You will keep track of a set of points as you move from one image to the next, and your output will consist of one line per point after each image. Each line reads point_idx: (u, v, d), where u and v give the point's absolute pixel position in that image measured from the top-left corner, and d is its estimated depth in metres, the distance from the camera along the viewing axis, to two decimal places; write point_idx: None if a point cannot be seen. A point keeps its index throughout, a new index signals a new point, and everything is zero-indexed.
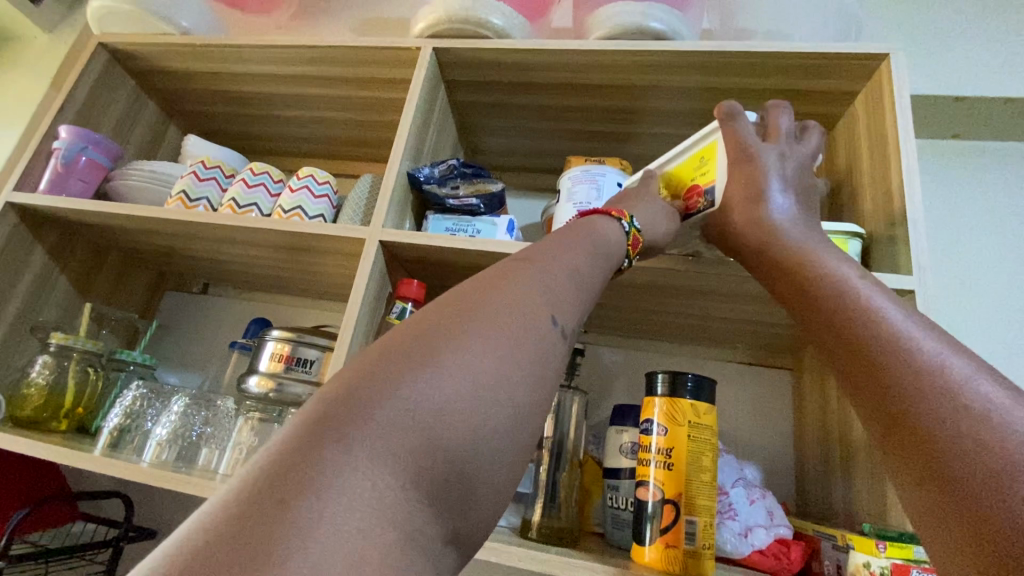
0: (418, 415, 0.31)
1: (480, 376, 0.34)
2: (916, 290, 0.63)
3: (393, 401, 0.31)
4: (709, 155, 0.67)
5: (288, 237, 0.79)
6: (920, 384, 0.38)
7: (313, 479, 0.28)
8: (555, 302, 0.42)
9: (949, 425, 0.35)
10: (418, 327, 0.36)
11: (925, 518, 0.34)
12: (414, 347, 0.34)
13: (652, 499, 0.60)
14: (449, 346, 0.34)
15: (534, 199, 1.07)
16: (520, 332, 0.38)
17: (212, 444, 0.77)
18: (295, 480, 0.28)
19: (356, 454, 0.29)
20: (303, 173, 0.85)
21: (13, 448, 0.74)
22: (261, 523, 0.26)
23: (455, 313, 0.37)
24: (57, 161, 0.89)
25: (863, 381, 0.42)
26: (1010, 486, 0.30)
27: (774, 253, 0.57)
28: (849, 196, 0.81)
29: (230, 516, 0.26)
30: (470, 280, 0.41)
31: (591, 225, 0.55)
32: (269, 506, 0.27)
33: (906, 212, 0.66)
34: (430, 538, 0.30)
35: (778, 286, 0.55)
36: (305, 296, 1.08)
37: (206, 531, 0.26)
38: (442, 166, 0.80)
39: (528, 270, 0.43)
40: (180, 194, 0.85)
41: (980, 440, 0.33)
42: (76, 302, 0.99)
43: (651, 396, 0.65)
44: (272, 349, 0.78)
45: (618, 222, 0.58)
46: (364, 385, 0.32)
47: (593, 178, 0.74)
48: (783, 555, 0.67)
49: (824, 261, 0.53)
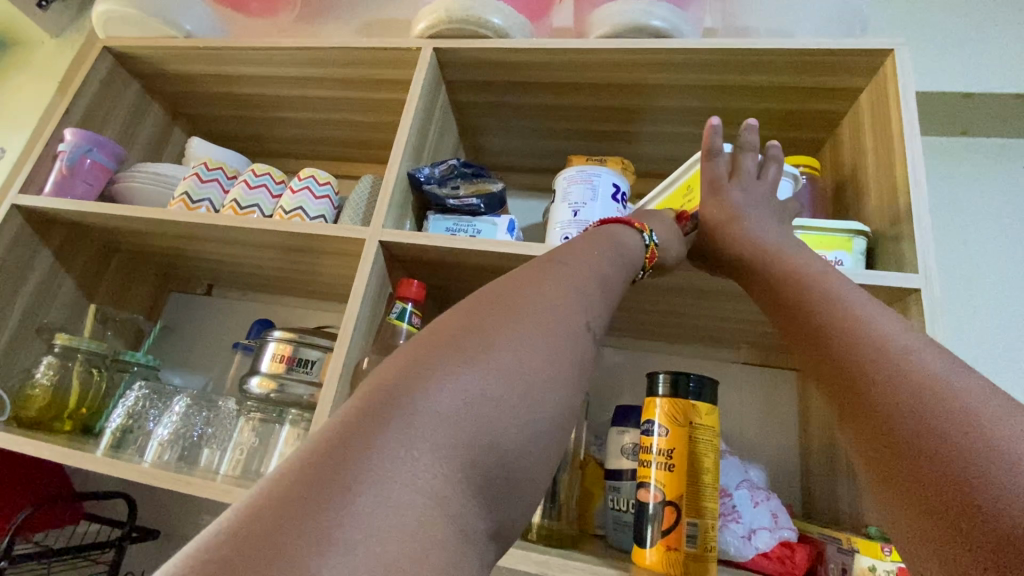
0: (459, 413, 0.31)
1: (518, 374, 0.33)
2: (922, 289, 0.63)
3: (432, 399, 0.31)
4: (694, 185, 0.72)
5: (289, 238, 0.80)
6: (890, 375, 0.38)
7: (356, 475, 0.27)
8: (589, 307, 0.41)
9: (917, 413, 0.34)
10: (455, 324, 0.35)
11: (904, 512, 0.33)
12: (453, 344, 0.33)
13: (653, 501, 0.59)
14: (489, 343, 0.34)
15: (536, 200, 1.07)
16: (553, 334, 0.37)
17: (212, 444, 0.77)
18: (339, 473, 0.27)
19: (394, 450, 0.28)
20: (304, 174, 0.85)
21: (16, 448, 0.74)
22: (301, 518, 0.25)
23: (493, 311, 0.36)
24: (62, 163, 0.90)
25: (837, 380, 0.41)
26: (977, 466, 0.30)
27: (758, 266, 0.59)
28: (854, 194, 0.80)
29: (267, 512, 0.25)
30: (504, 278, 0.40)
31: (613, 233, 0.55)
32: (309, 502, 0.26)
33: (912, 210, 0.66)
34: (471, 538, 0.29)
35: (763, 296, 0.57)
36: (307, 297, 1.08)
37: (248, 522, 0.25)
38: (443, 166, 0.80)
39: (557, 270, 0.43)
40: (183, 196, 0.85)
41: (948, 424, 0.32)
42: (80, 304, 1.00)
43: (651, 396, 0.64)
44: (274, 350, 0.78)
45: (639, 234, 0.58)
46: (403, 381, 0.31)
47: (588, 178, 0.73)
48: (787, 559, 0.66)
49: (809, 270, 0.54)
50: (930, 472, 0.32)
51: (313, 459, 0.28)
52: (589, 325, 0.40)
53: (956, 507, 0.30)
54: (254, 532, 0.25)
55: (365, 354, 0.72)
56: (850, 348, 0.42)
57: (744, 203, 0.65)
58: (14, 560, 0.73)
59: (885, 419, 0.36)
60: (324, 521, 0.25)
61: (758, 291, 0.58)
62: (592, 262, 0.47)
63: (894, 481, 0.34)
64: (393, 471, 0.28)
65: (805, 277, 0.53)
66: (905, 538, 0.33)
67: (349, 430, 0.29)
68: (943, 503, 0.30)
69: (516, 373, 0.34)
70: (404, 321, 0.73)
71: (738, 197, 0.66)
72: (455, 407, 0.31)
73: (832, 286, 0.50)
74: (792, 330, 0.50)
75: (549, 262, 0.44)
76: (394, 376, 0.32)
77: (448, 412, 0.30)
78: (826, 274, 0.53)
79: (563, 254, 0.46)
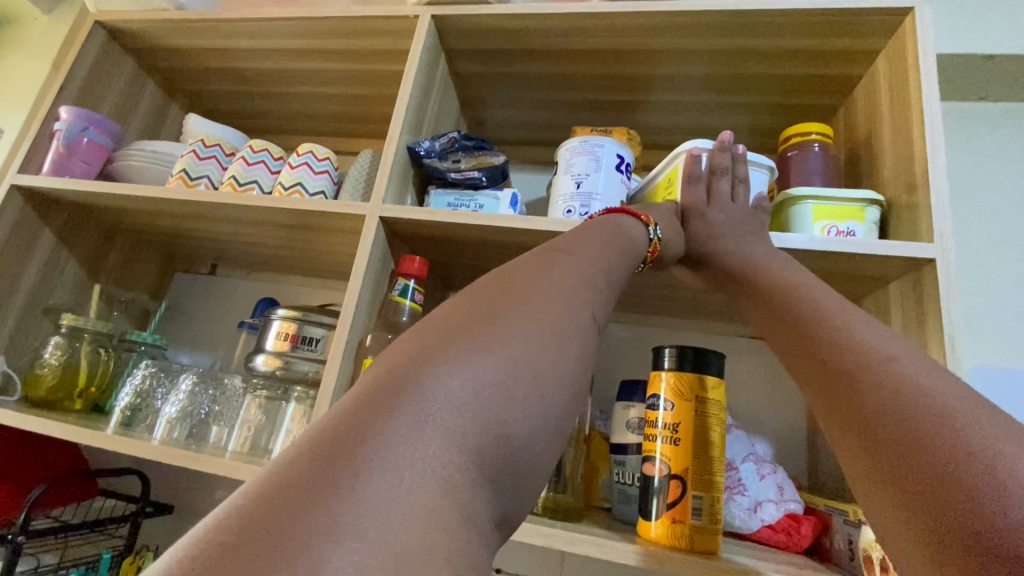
0: (466, 399, 0.30)
1: (523, 360, 0.33)
2: (937, 259, 0.61)
3: (438, 385, 0.30)
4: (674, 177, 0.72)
5: (289, 214, 0.78)
6: (873, 374, 0.37)
7: (360, 461, 0.26)
8: (594, 293, 0.40)
9: (902, 409, 0.34)
10: (458, 312, 0.34)
11: (890, 509, 0.32)
12: (459, 334, 0.33)
13: (658, 474, 0.59)
14: (496, 330, 0.33)
15: (540, 173, 1.05)
16: (559, 322, 0.36)
17: (220, 422, 0.77)
18: (342, 458, 0.26)
19: (400, 437, 0.28)
20: (302, 150, 0.84)
21: (27, 426, 0.75)
22: (306, 505, 0.24)
23: (497, 297, 0.36)
24: (59, 142, 0.89)
25: (825, 379, 0.41)
26: (960, 460, 0.29)
27: (744, 276, 0.59)
28: (868, 161, 0.77)
29: (269, 499, 0.25)
30: (506, 265, 0.39)
31: (617, 221, 0.54)
32: (314, 488, 0.25)
33: (929, 177, 0.63)
34: (481, 524, 0.29)
35: (750, 299, 0.57)
36: (311, 276, 1.07)
37: (250, 509, 0.24)
38: (443, 140, 0.78)
39: (561, 258, 0.42)
40: (181, 173, 0.84)
41: (932, 418, 0.32)
42: (85, 285, 1.00)
43: (657, 370, 0.64)
44: (278, 328, 0.78)
45: (644, 226, 0.57)
46: (408, 368, 0.30)
47: (591, 149, 0.71)
48: (793, 530, 0.66)
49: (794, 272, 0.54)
50: (920, 474, 0.31)
51: (316, 449, 0.27)
52: (594, 315, 0.39)
53: (943, 512, 0.29)
54: (258, 523, 0.24)
55: (368, 333, 0.72)
56: (833, 357, 0.41)
57: (724, 221, 0.64)
58: (29, 535, 0.75)
59: (869, 428, 0.35)
60: (327, 512, 0.24)
61: (746, 300, 0.57)
62: (597, 251, 0.46)
63: (888, 485, 0.33)
64: (401, 462, 0.27)
65: (789, 284, 0.53)
66: (890, 534, 0.32)
67: (353, 420, 0.28)
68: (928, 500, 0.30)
69: (523, 359, 0.33)
70: (406, 298, 0.72)
71: (718, 217, 0.65)
72: (461, 395, 0.30)
73: (814, 293, 0.50)
74: (778, 332, 0.50)
75: (551, 250, 0.43)
76: (400, 364, 0.31)
77: (455, 403, 0.30)
78: (810, 280, 0.53)
79: (569, 242, 0.45)
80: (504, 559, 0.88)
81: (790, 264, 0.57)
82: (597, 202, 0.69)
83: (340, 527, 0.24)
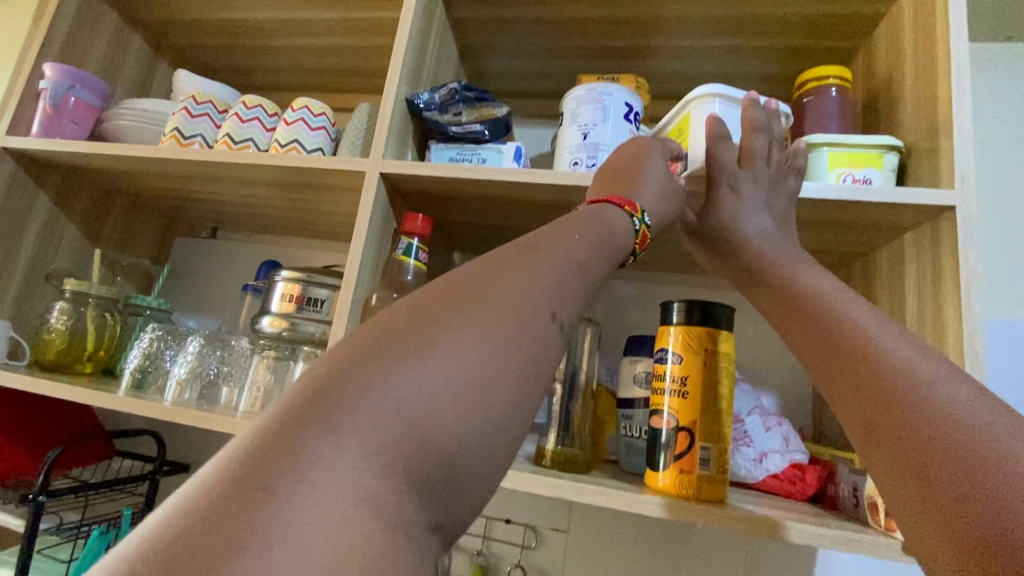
0: (407, 410, 0.29)
1: (474, 370, 0.32)
2: (957, 205, 0.59)
3: (377, 395, 0.29)
4: (683, 127, 0.67)
5: (287, 173, 0.76)
6: (898, 382, 0.37)
7: (289, 474, 0.26)
8: (562, 290, 0.39)
9: (930, 421, 0.33)
10: (409, 313, 0.33)
11: (912, 518, 0.31)
12: (403, 337, 0.31)
13: (667, 427, 0.59)
14: (445, 334, 0.32)
15: (544, 127, 1.01)
16: (516, 326, 0.34)
17: (230, 383, 0.78)
18: (274, 470, 0.26)
19: (333, 448, 0.27)
20: (297, 105, 0.81)
21: (39, 390, 0.76)
22: (231, 520, 0.24)
23: (451, 299, 0.34)
24: (45, 102, 0.86)
25: (844, 381, 0.40)
26: (991, 477, 0.28)
27: (757, 272, 0.58)
28: (887, 106, 0.74)
29: (198, 512, 0.25)
30: (469, 263, 0.38)
31: (597, 210, 0.51)
32: (242, 501, 0.25)
33: (952, 120, 0.61)
34: (415, 538, 0.28)
35: (764, 296, 0.56)
36: (313, 238, 1.06)
37: (182, 521, 0.25)
38: (442, 91, 0.75)
39: (531, 255, 0.39)
40: (173, 132, 0.82)
41: (960, 433, 0.31)
42: (85, 250, 0.99)
43: (666, 324, 0.63)
44: (283, 289, 0.77)
45: (629, 217, 0.53)
46: (349, 374, 0.30)
47: (598, 98, 0.68)
48: (797, 479, 0.67)
49: (807, 276, 0.53)
50: (950, 488, 0.30)
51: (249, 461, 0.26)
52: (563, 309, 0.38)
53: (970, 526, 0.28)
54: (180, 541, 0.24)
55: (373, 292, 0.71)
56: (858, 357, 0.41)
57: (749, 201, 0.62)
58: (50, 495, 0.77)
59: (895, 434, 0.34)
60: (249, 528, 0.24)
61: (759, 297, 0.57)
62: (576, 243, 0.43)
63: (911, 496, 0.32)
64: (331, 478, 0.27)
65: (804, 283, 0.52)
66: (909, 542, 0.32)
67: (287, 431, 0.27)
68: (954, 514, 0.29)
69: (475, 362, 0.32)
70: (410, 257, 0.71)
71: (748, 194, 0.63)
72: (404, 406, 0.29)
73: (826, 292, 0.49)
74: (793, 331, 0.49)
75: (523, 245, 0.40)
76: (343, 371, 0.30)
77: (398, 413, 0.29)
78: (829, 280, 0.52)
79: (546, 233, 0.43)
80: (512, 511, 0.90)
81: (804, 266, 0.56)
82: (605, 154, 0.67)
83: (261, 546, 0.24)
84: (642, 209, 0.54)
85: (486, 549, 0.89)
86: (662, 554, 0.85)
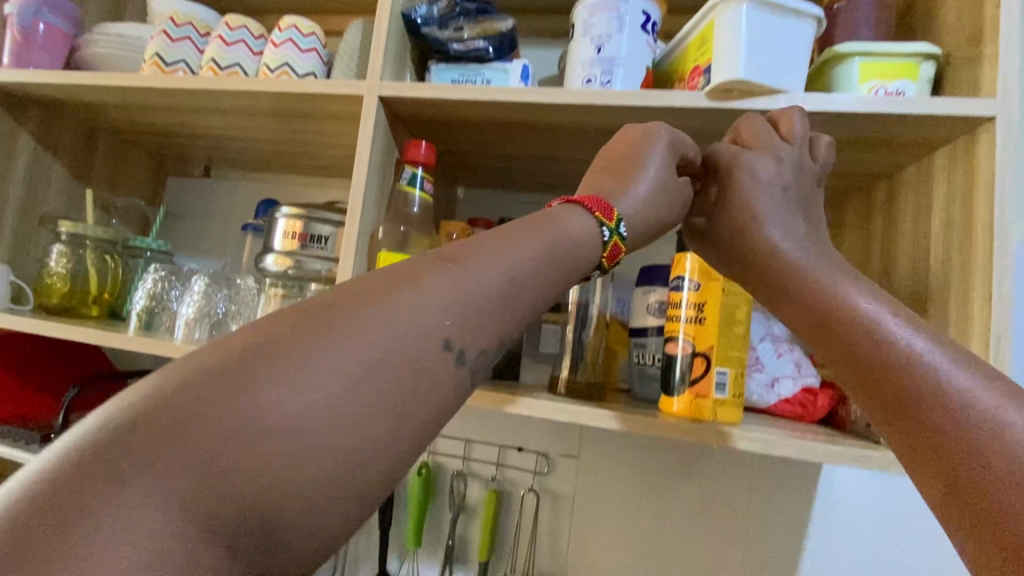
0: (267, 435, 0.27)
1: (346, 398, 0.29)
2: (999, 115, 0.55)
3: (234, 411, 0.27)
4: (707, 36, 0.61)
5: (279, 100, 0.72)
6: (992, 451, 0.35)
7: (126, 481, 0.25)
8: (474, 311, 0.36)
9: None
10: (290, 322, 0.31)
11: None
12: (291, 338, 0.30)
13: (682, 353, 0.59)
14: (319, 351, 0.30)
15: (551, 47, 0.95)
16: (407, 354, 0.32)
17: (240, 320, 0.77)
18: (110, 477, 0.25)
19: (180, 459, 0.26)
20: (284, 24, 0.74)
21: (48, 333, 0.76)
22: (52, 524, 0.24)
23: (339, 312, 0.32)
24: (13, 29, 0.79)
25: (919, 437, 0.38)
26: None
27: (766, 280, 0.52)
28: (927, 9, 0.68)
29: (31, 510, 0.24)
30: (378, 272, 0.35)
31: (558, 216, 0.45)
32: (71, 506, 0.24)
33: (1001, 19, 0.55)
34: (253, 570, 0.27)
35: (784, 302, 0.51)
36: (312, 174, 1.02)
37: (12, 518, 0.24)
38: (442, 4, 0.69)
39: (449, 273, 0.36)
40: (154, 58, 0.76)
41: None
42: (77, 191, 0.96)
43: (682, 252, 0.62)
44: (284, 227, 0.74)
45: (600, 226, 0.47)
46: (212, 380, 0.28)
47: (614, 5, 0.62)
48: (809, 403, 0.68)
49: (837, 283, 0.49)
50: None
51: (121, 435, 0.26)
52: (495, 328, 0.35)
53: None
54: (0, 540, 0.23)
55: (379, 225, 0.69)
56: (932, 411, 0.38)
57: (763, 185, 0.54)
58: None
59: (990, 515, 0.34)
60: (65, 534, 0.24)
61: (773, 305, 0.52)
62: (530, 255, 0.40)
63: None
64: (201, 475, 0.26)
65: (832, 291, 0.48)
66: None
67: (160, 417, 0.27)
68: None
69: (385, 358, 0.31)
70: (415, 188, 0.68)
71: (764, 175, 0.54)
72: (300, 409, 0.28)
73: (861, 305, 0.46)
74: (839, 356, 0.46)
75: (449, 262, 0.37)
76: (230, 359, 0.29)
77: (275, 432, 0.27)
78: (867, 290, 0.48)
79: (486, 243, 0.40)
80: (524, 439, 0.93)
81: (822, 263, 0.51)
82: (620, 69, 0.62)
83: (94, 548, 0.24)
84: (619, 215, 0.49)
85: (500, 475, 0.92)
86: (670, 477, 0.88)
